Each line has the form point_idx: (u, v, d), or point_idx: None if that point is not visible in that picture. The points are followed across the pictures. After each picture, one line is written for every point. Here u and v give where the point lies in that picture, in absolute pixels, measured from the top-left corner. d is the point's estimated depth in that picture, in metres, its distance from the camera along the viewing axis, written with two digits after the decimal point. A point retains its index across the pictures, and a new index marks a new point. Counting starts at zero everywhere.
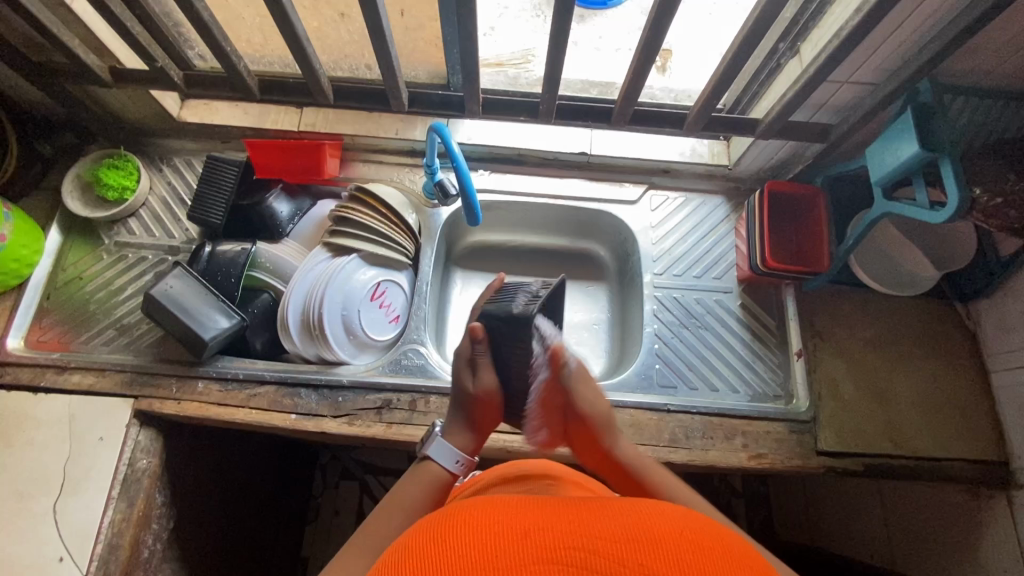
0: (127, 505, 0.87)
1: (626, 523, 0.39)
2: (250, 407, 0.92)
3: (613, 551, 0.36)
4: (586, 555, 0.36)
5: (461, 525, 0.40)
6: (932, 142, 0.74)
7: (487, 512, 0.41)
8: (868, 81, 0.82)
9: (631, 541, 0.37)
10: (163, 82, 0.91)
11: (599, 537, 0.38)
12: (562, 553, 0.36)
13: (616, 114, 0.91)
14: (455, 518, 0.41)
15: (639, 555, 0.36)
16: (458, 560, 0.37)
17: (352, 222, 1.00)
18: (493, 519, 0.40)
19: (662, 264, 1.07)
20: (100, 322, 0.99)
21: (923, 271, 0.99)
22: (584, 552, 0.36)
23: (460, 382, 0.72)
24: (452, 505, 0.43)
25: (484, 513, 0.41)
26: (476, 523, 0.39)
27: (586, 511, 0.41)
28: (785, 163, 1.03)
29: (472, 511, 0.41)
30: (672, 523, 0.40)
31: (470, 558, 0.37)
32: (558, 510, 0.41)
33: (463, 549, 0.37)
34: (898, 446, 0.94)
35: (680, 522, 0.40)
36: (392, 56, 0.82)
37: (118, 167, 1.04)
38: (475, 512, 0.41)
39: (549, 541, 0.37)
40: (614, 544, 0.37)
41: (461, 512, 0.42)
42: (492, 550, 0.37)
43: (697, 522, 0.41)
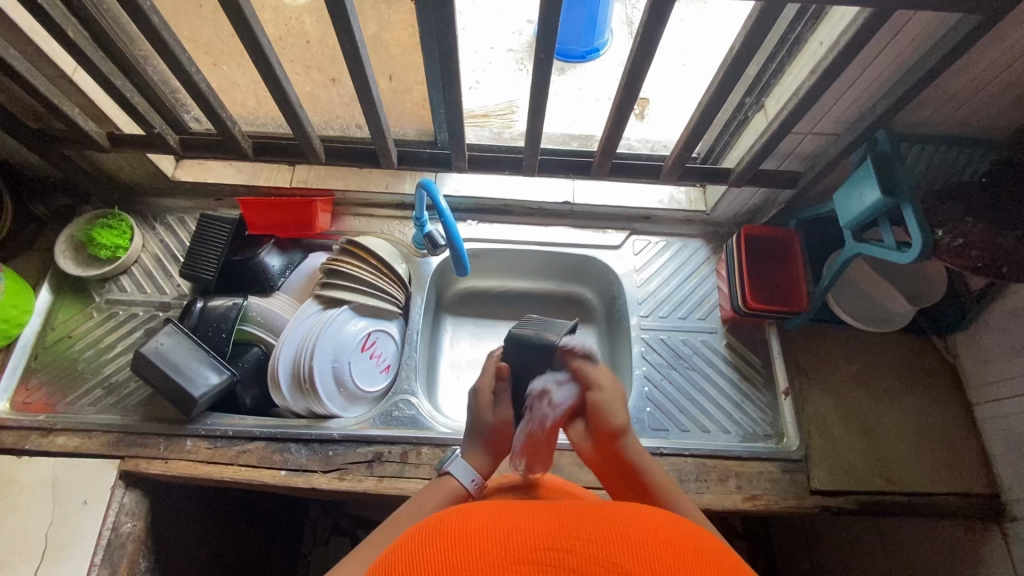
0: (108, 572, 0.85)
1: (607, 527, 0.40)
2: (239, 464, 0.90)
3: (592, 553, 0.37)
4: (563, 555, 0.37)
5: (445, 533, 0.40)
6: (893, 188, 0.79)
7: (472, 520, 0.41)
8: (829, 132, 0.87)
9: (607, 541, 0.38)
10: (159, 146, 0.94)
11: (578, 539, 0.38)
12: (543, 554, 0.37)
13: (596, 166, 0.95)
14: (437, 527, 0.41)
15: (615, 554, 0.37)
16: (441, 563, 0.37)
17: (343, 275, 1.02)
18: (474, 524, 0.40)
19: (647, 306, 1.10)
20: (87, 382, 0.99)
21: (897, 306, 1.01)
22: (564, 552, 0.37)
23: (477, 415, 0.78)
24: (438, 516, 0.44)
25: (467, 521, 0.41)
26: (456, 530, 0.40)
27: (567, 515, 0.41)
28: (760, 208, 1.08)
29: (453, 520, 0.42)
30: (651, 525, 0.40)
31: (450, 560, 0.37)
32: (539, 515, 0.42)
33: (442, 554, 0.38)
34: (889, 483, 0.94)
35: (658, 525, 0.40)
36: (380, 118, 0.86)
37: (112, 227, 1.06)
38: (460, 521, 0.41)
39: (527, 543, 0.38)
40: (591, 546, 0.37)
41: (445, 523, 0.42)
42: (471, 553, 0.37)
43: (674, 525, 0.41)
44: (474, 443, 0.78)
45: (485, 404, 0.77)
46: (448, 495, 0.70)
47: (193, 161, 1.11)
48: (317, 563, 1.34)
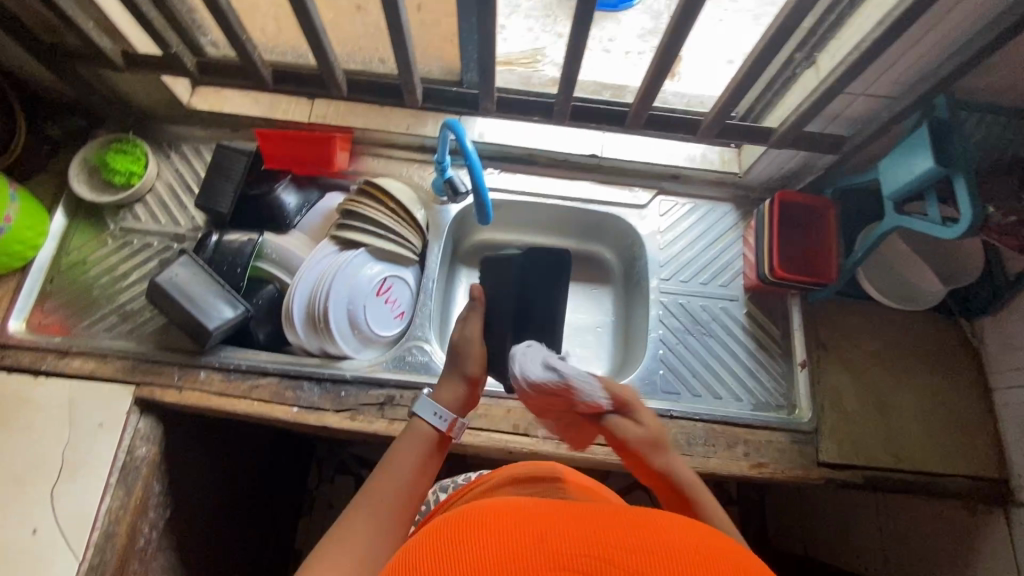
0: (124, 492, 0.87)
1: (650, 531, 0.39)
2: (252, 398, 0.91)
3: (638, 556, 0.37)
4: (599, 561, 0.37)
5: (486, 521, 0.40)
6: (948, 159, 0.74)
7: (513, 512, 0.41)
8: (884, 94, 0.81)
9: (642, 547, 0.38)
10: (176, 68, 0.90)
11: (612, 544, 0.38)
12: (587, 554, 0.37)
13: (631, 117, 0.90)
14: (469, 519, 0.41)
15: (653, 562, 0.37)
16: (484, 552, 0.37)
17: (360, 217, 0.99)
18: (508, 519, 0.40)
19: (669, 269, 1.07)
20: (102, 308, 0.99)
21: (929, 285, 0.98)
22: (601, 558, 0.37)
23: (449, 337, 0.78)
24: (468, 508, 0.44)
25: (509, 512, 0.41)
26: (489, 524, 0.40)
27: (609, 517, 0.41)
28: (796, 173, 1.03)
29: (485, 513, 0.42)
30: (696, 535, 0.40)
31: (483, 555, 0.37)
32: (581, 515, 0.41)
33: (476, 548, 0.38)
34: (898, 460, 0.94)
35: (693, 535, 0.40)
36: (408, 51, 0.81)
37: (127, 152, 1.04)
38: (502, 513, 0.41)
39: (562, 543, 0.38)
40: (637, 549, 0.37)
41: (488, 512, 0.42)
42: (506, 550, 0.37)
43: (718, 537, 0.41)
44: (447, 378, 0.76)
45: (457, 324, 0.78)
46: (418, 444, 0.69)
47: (210, 89, 1.08)
48: (323, 496, 1.40)
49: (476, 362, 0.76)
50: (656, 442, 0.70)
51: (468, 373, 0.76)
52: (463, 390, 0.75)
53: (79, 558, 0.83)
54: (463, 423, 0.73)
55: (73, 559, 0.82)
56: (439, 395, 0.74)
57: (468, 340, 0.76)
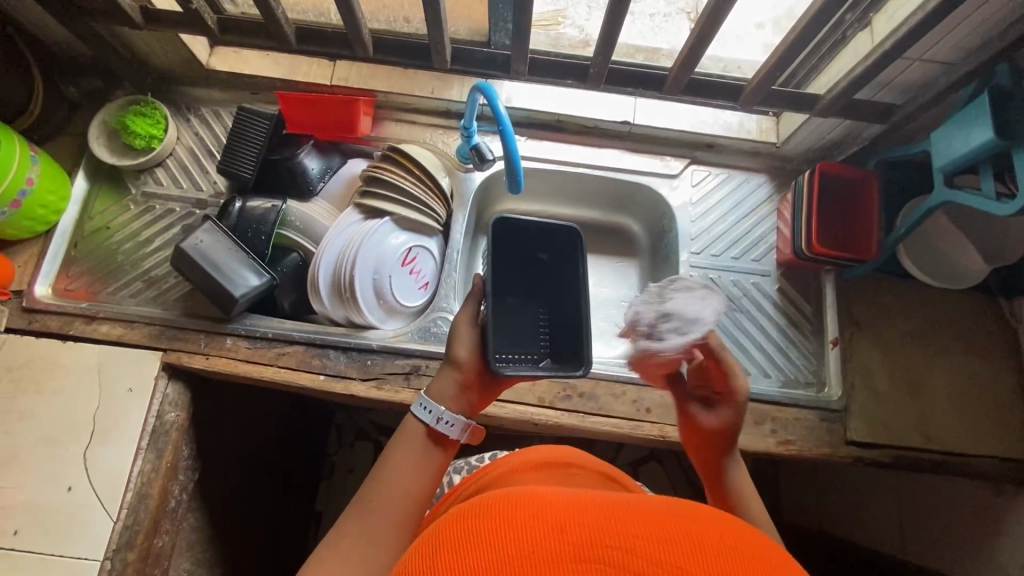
0: (155, 456, 0.88)
1: (659, 524, 0.38)
2: (279, 365, 0.91)
3: (649, 552, 0.35)
4: (623, 555, 0.35)
5: (504, 513, 0.39)
6: (1010, 130, 0.70)
7: (517, 502, 0.40)
8: (942, 60, 0.77)
9: (667, 542, 0.36)
10: (197, 26, 0.87)
11: (635, 538, 0.36)
12: (595, 551, 0.35)
13: (671, 82, 0.86)
14: (487, 507, 0.40)
15: (678, 557, 0.35)
16: (490, 553, 0.36)
17: (384, 184, 0.97)
18: (527, 510, 0.39)
19: (699, 243, 1.04)
20: (127, 274, 0.98)
21: (974, 266, 0.95)
22: (623, 552, 0.35)
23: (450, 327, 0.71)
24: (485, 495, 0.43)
25: (513, 504, 0.40)
26: (507, 513, 0.39)
27: (617, 507, 0.39)
28: (838, 144, 0.99)
29: (503, 502, 0.40)
30: (707, 526, 0.38)
31: (501, 550, 0.36)
32: (587, 505, 0.40)
33: (493, 543, 0.37)
34: (927, 440, 0.93)
35: (719, 527, 0.39)
36: (439, 8, 0.76)
37: (146, 115, 1.00)
38: (507, 504, 0.40)
39: (582, 537, 0.36)
40: (646, 545, 0.36)
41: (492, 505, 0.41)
42: (525, 543, 0.36)
43: (730, 527, 0.39)
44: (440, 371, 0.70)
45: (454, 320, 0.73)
46: (411, 447, 0.65)
47: (229, 49, 1.04)
48: (342, 462, 1.43)
49: (466, 347, 0.69)
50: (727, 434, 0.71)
51: (458, 360, 0.69)
52: (456, 383, 0.68)
53: (113, 518, 0.84)
54: (468, 424, 0.67)
55: (108, 519, 0.84)
56: (434, 389, 0.68)
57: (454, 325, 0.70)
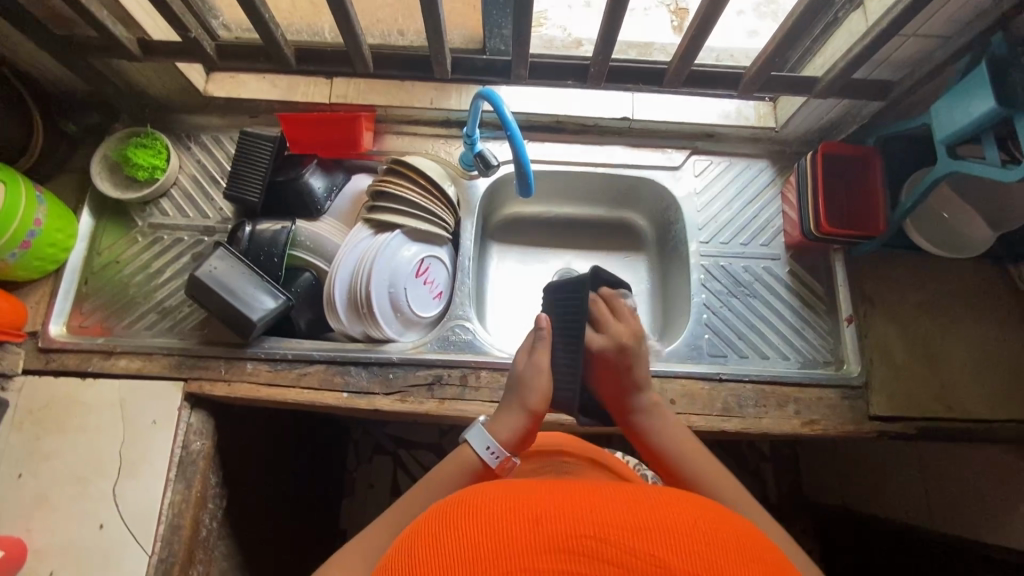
0: (184, 486, 0.88)
1: (640, 512, 0.37)
2: (301, 386, 0.91)
3: (625, 542, 0.35)
4: (598, 545, 0.35)
5: (483, 508, 0.39)
6: (1011, 98, 0.71)
7: (496, 497, 0.39)
8: (937, 34, 0.78)
9: (643, 531, 0.35)
10: (195, 54, 0.87)
11: (614, 527, 0.36)
12: (574, 542, 0.35)
13: (671, 75, 0.86)
14: (468, 502, 0.40)
15: (654, 546, 0.35)
16: (465, 552, 0.36)
17: (392, 197, 0.97)
18: (505, 504, 0.38)
19: (707, 232, 1.05)
20: (141, 306, 0.98)
21: (980, 233, 0.96)
22: (597, 543, 0.35)
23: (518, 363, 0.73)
24: (471, 488, 0.43)
25: (496, 498, 0.40)
26: (486, 507, 0.39)
27: (596, 495, 0.39)
28: (837, 124, 1.00)
29: (485, 497, 0.40)
30: (692, 515, 0.38)
31: (478, 545, 0.36)
32: (562, 492, 0.39)
33: (471, 540, 0.36)
34: (949, 409, 0.94)
35: (699, 513, 0.38)
36: (440, 20, 0.77)
37: (147, 146, 1.01)
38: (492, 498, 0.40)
39: (556, 529, 0.35)
40: (626, 534, 0.35)
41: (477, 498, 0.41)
42: (501, 538, 0.36)
43: (717, 517, 0.39)
44: (507, 409, 0.70)
45: (524, 354, 0.74)
46: (461, 472, 0.64)
47: (225, 74, 1.05)
48: (363, 478, 1.43)
49: (539, 397, 0.69)
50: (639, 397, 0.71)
51: (528, 407, 0.69)
52: (521, 431, 0.68)
53: (148, 552, 0.84)
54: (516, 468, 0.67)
55: (142, 553, 0.84)
56: (497, 425, 0.68)
57: (534, 370, 0.71)
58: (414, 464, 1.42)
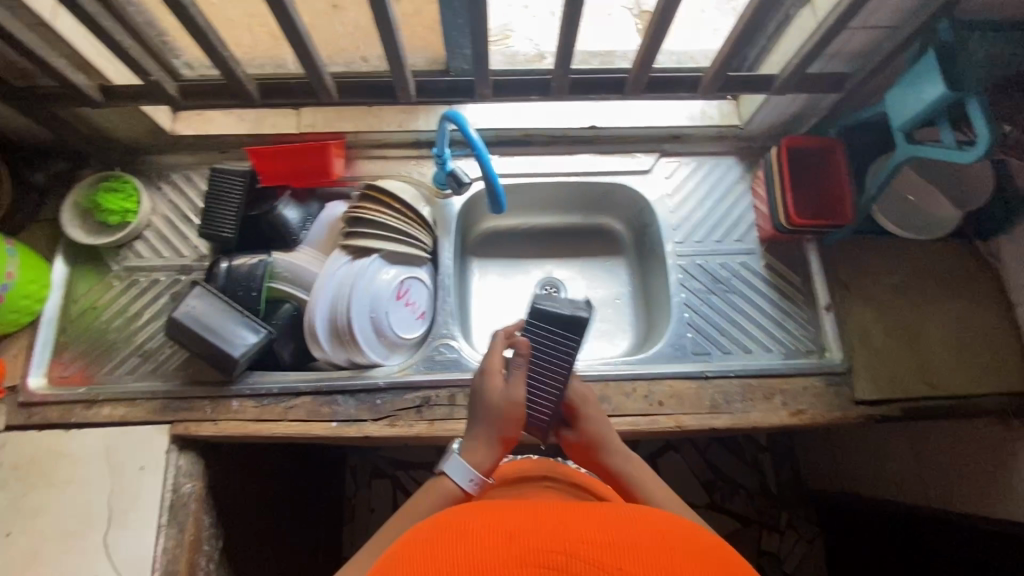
0: (177, 530, 0.87)
1: (609, 533, 0.43)
2: (289, 419, 0.90)
3: (592, 555, 0.40)
4: (566, 558, 0.40)
5: (469, 531, 0.45)
6: (959, 82, 0.73)
7: (482, 520, 0.46)
8: (884, 25, 0.80)
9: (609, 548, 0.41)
10: (158, 96, 0.87)
11: (580, 543, 0.42)
12: (547, 558, 0.40)
13: (631, 83, 0.88)
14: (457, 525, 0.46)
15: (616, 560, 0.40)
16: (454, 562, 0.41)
17: (368, 223, 0.98)
18: (489, 527, 0.45)
19: (682, 232, 1.06)
20: (121, 351, 0.97)
21: (943, 212, 1.00)
22: (566, 556, 0.41)
23: (490, 386, 0.74)
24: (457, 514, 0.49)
25: (481, 521, 0.46)
26: (473, 531, 0.45)
27: (568, 519, 0.45)
28: (798, 117, 1.02)
29: (472, 522, 0.46)
30: (651, 533, 0.44)
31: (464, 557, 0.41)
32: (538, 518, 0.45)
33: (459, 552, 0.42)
34: (932, 388, 0.95)
35: (658, 533, 0.45)
36: (398, 47, 0.78)
37: (117, 190, 1.01)
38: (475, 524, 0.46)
39: (531, 546, 0.42)
40: (594, 550, 0.41)
41: (463, 524, 0.46)
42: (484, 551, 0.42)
43: (672, 534, 0.45)
44: (483, 437, 0.71)
45: (495, 383, 0.75)
46: (440, 501, 0.66)
47: (192, 112, 1.05)
48: (363, 503, 1.42)
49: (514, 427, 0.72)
50: (607, 446, 0.73)
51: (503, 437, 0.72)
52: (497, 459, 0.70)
53: None
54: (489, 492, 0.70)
55: None
56: (473, 454, 0.70)
57: (512, 402, 0.72)
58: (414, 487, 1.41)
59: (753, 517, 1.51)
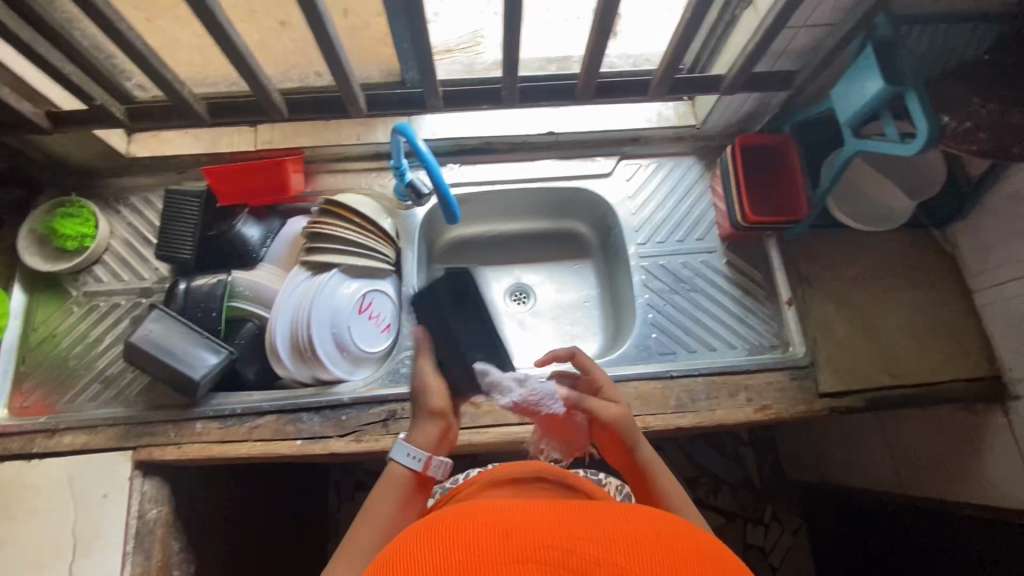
0: (144, 557, 0.86)
1: (610, 526, 0.39)
2: (253, 440, 0.90)
3: (590, 552, 0.36)
4: (564, 554, 0.36)
5: (456, 528, 0.40)
6: (898, 77, 0.73)
7: (470, 516, 0.41)
8: (825, 22, 0.81)
9: (612, 543, 0.37)
10: (106, 120, 0.86)
11: (580, 538, 0.38)
12: (542, 551, 0.36)
13: (581, 89, 0.88)
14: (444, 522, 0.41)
15: (617, 556, 0.36)
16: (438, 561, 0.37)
17: (327, 237, 0.97)
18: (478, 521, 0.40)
19: (644, 233, 1.07)
20: (82, 378, 0.96)
21: (898, 202, 1.01)
22: (563, 551, 0.36)
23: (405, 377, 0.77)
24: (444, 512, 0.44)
25: (468, 517, 0.41)
26: (460, 527, 0.40)
27: (568, 513, 0.41)
28: (753, 115, 1.03)
29: (459, 517, 0.42)
30: (656, 529, 0.40)
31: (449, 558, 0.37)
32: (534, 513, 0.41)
33: (445, 550, 0.38)
34: (895, 377, 0.96)
35: (664, 530, 0.40)
36: (343, 63, 0.78)
37: (74, 215, 1.00)
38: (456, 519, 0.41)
39: (525, 542, 0.37)
40: (592, 546, 0.37)
41: (445, 520, 0.42)
42: (473, 550, 0.37)
43: (678, 530, 0.41)
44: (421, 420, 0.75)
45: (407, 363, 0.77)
46: (397, 490, 0.68)
47: (147, 133, 1.04)
48: (348, 517, 1.41)
49: (439, 398, 0.74)
50: (629, 430, 0.73)
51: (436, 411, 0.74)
52: (440, 430, 0.74)
53: None
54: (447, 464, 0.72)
55: None
56: (417, 437, 0.73)
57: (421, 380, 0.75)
58: None
59: (738, 512, 1.52)
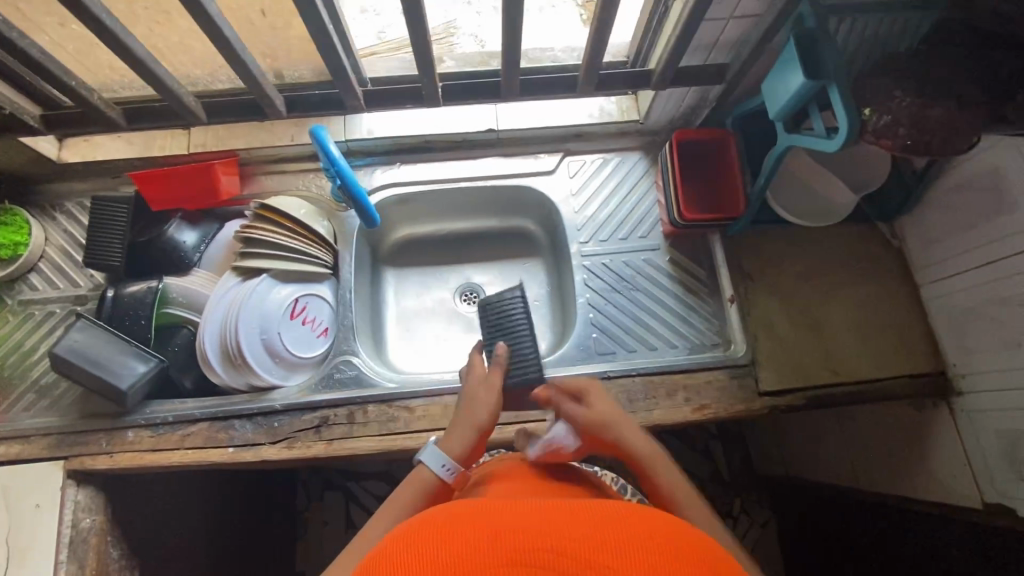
0: (78, 567, 0.85)
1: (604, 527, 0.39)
2: (185, 447, 0.89)
3: (578, 553, 0.36)
4: (556, 558, 0.36)
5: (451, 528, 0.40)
6: (819, 69, 0.71)
7: (460, 516, 0.41)
8: (751, 14, 0.79)
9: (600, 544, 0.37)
10: (22, 128, 0.85)
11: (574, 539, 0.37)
12: (530, 554, 0.36)
13: (505, 86, 0.86)
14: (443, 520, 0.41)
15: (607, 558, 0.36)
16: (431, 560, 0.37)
17: (258, 242, 0.96)
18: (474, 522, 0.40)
19: (586, 232, 1.06)
20: (17, 387, 0.95)
21: (841, 196, 0.99)
22: (553, 553, 0.36)
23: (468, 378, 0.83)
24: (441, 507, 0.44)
25: (461, 518, 0.41)
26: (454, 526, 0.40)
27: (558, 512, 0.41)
28: (695, 109, 1.01)
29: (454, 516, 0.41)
30: (648, 527, 0.40)
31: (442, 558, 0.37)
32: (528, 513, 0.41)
33: (438, 550, 0.37)
34: (837, 374, 0.94)
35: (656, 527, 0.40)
36: (250, 65, 0.76)
37: (6, 223, 0.98)
38: (453, 517, 0.41)
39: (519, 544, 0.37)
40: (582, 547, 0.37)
41: (440, 519, 0.42)
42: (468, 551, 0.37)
43: (668, 526, 0.41)
44: (458, 428, 0.74)
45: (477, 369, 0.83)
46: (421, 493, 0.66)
47: (79, 138, 1.02)
48: (316, 516, 1.40)
49: (486, 409, 0.76)
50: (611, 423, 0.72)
51: (479, 424, 0.74)
52: (475, 441, 0.73)
53: None
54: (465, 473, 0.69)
55: None
56: (451, 442, 0.72)
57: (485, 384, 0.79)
58: (365, 496, 1.41)
59: (707, 506, 1.51)
